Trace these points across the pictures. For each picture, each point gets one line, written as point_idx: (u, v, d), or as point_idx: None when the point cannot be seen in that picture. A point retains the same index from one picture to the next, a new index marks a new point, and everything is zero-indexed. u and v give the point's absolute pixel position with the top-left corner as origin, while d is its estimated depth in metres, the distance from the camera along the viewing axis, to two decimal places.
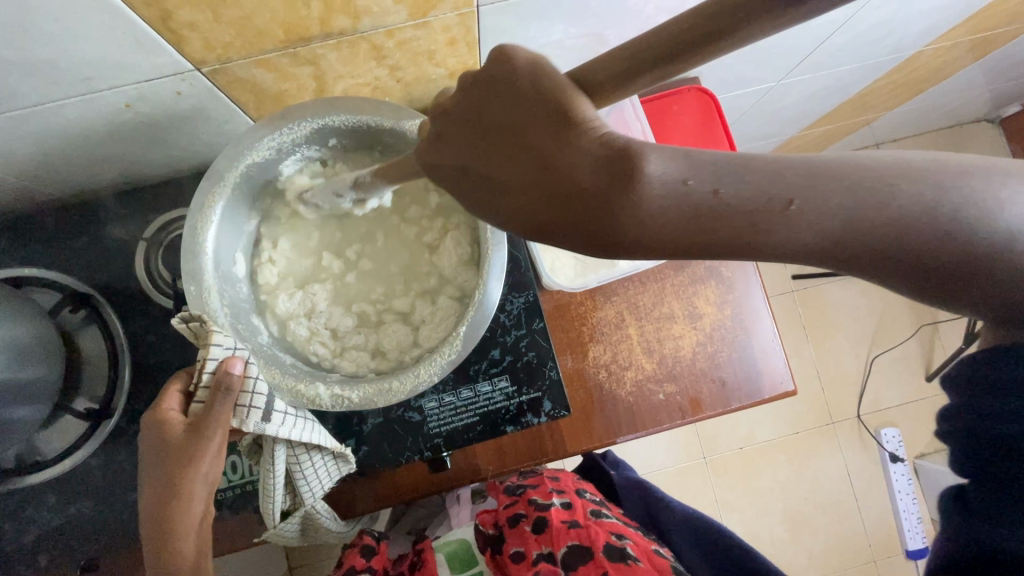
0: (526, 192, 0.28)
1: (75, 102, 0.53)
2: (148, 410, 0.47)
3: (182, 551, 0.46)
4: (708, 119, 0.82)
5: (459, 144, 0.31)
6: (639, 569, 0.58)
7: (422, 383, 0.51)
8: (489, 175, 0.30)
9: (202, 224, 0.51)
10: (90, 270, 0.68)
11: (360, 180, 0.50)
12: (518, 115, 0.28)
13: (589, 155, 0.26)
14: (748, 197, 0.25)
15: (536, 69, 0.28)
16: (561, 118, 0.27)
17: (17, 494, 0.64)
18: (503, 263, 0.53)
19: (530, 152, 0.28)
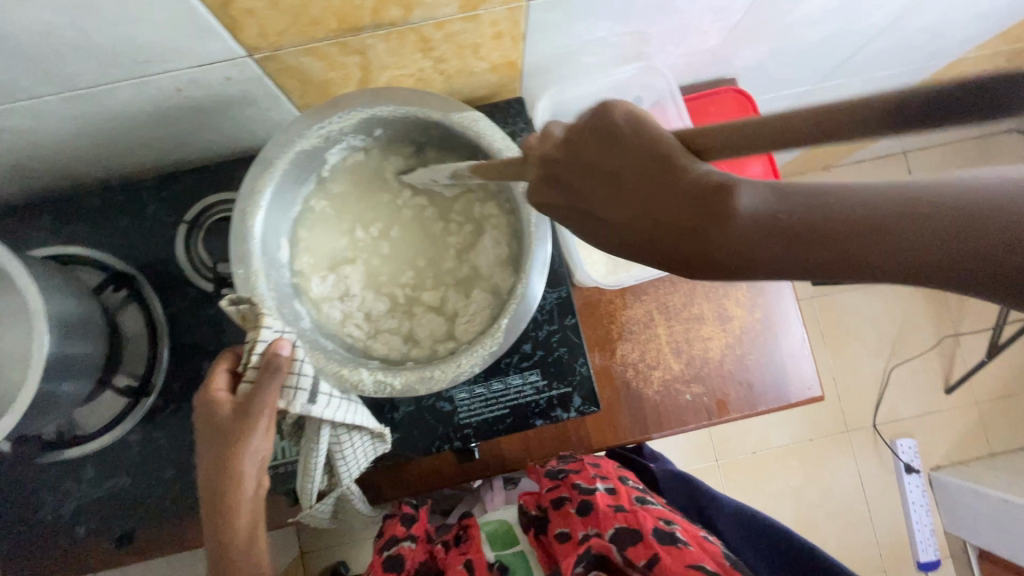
0: (631, 233, 0.28)
1: (129, 84, 0.54)
2: (198, 390, 0.47)
3: (234, 525, 0.47)
4: (745, 122, 0.81)
5: (567, 191, 0.33)
6: (689, 553, 0.60)
7: (462, 374, 0.52)
8: (597, 217, 0.30)
9: (251, 208, 0.51)
10: (131, 250, 0.69)
11: (456, 171, 0.51)
12: (618, 163, 0.29)
13: (688, 196, 0.25)
14: (840, 219, 0.22)
15: (635, 124, 0.29)
16: (659, 163, 0.27)
17: (58, 466, 0.66)
18: (546, 258, 0.53)
19: (629, 194, 0.28)
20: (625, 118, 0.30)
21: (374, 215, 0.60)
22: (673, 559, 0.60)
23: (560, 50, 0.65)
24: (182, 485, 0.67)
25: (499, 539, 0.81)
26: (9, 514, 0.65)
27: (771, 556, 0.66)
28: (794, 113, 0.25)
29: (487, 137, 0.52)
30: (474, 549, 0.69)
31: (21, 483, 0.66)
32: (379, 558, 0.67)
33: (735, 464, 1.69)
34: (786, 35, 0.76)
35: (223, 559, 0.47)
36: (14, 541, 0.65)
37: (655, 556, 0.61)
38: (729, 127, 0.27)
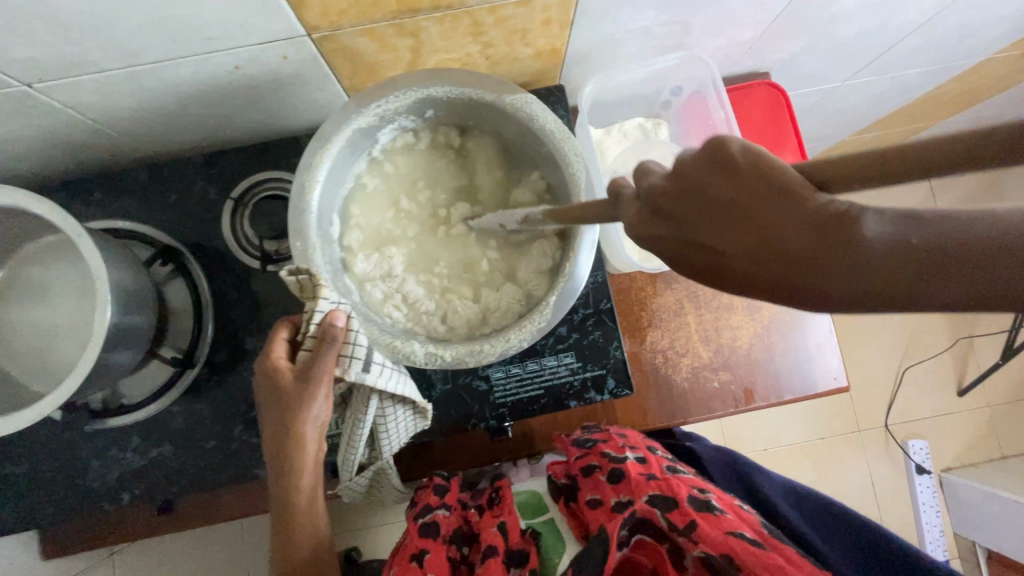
0: (741, 269, 0.24)
1: (191, 61, 0.55)
2: (262, 354, 0.50)
3: (298, 482, 0.51)
4: (778, 115, 0.82)
5: (664, 223, 0.28)
6: (727, 520, 0.64)
7: (511, 348, 0.53)
8: (702, 252, 0.26)
9: (309, 183, 0.53)
10: (178, 226, 0.71)
11: (530, 217, 0.50)
12: (730, 194, 0.25)
13: (818, 226, 0.22)
14: (980, 253, 0.19)
15: (753, 154, 0.25)
16: (783, 192, 0.23)
17: (105, 434, 0.68)
18: (593, 239, 0.54)
19: (734, 229, 0.25)
20: (741, 148, 0.26)
21: (420, 197, 0.61)
22: (709, 524, 0.63)
23: (604, 38, 0.66)
24: (224, 455, 0.69)
25: (528, 508, 0.80)
26: (56, 479, 0.67)
27: (819, 522, 0.71)
28: (948, 142, 0.21)
29: (539, 119, 0.54)
30: (508, 512, 0.71)
31: (68, 449, 0.67)
32: (416, 527, 0.69)
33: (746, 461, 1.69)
34: (822, 30, 0.77)
35: (290, 512, 0.52)
36: (59, 505, 0.67)
37: (694, 523, 0.64)
38: (858, 164, 0.23)
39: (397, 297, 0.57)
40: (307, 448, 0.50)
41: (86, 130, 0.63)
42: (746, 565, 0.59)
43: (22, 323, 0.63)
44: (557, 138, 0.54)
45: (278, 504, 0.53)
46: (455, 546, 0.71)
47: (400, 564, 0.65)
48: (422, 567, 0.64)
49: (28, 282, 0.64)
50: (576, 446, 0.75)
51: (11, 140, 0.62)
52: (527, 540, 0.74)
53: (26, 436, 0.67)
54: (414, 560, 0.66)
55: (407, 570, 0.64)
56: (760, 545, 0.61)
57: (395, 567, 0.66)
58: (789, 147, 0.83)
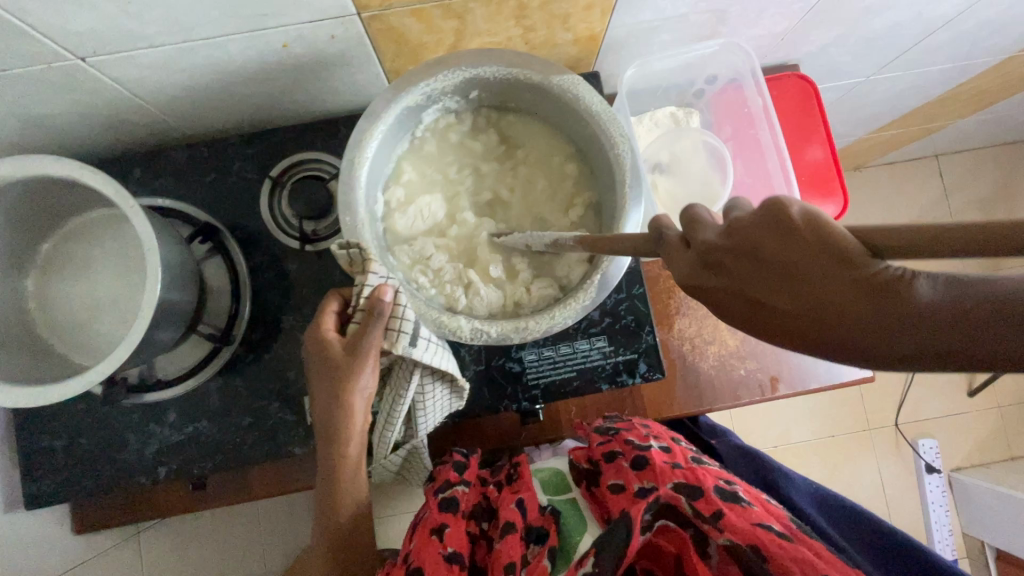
0: (791, 330, 0.24)
1: (241, 38, 0.55)
2: (312, 326, 0.52)
3: (345, 450, 0.54)
4: (807, 108, 0.82)
5: (710, 275, 0.27)
6: (755, 512, 0.62)
7: (556, 326, 0.54)
8: (750, 308, 0.25)
9: (358, 159, 0.53)
10: (216, 205, 0.71)
11: (558, 240, 0.50)
12: (783, 256, 0.24)
13: (875, 296, 0.21)
14: None
15: (812, 214, 0.24)
16: (841, 259, 0.22)
17: (142, 409, 0.69)
18: (638, 220, 0.55)
19: (789, 295, 0.23)
20: (800, 210, 0.24)
21: (461, 177, 0.62)
22: (736, 515, 0.61)
23: (643, 25, 0.67)
24: (259, 433, 0.69)
25: (551, 485, 0.77)
26: (95, 453, 0.68)
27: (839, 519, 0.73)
28: None
29: (585, 101, 0.54)
30: (526, 489, 0.70)
31: (106, 424, 0.68)
32: (434, 500, 0.63)
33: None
34: (855, 22, 0.77)
35: (336, 476, 0.55)
36: (97, 479, 0.68)
37: (720, 513, 0.61)
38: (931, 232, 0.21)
39: (438, 276, 0.57)
40: (354, 417, 0.52)
41: (131, 108, 0.64)
42: (774, 559, 0.57)
43: (65, 298, 0.64)
44: (603, 120, 0.54)
45: (324, 467, 0.56)
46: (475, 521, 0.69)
47: (418, 537, 0.60)
48: (442, 541, 0.59)
49: (71, 257, 0.65)
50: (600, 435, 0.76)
51: (58, 116, 0.62)
52: (546, 516, 0.69)
53: (65, 410, 0.68)
54: (433, 534, 0.61)
55: (426, 543, 0.59)
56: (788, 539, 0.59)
57: (413, 540, 0.60)
58: (818, 140, 0.84)
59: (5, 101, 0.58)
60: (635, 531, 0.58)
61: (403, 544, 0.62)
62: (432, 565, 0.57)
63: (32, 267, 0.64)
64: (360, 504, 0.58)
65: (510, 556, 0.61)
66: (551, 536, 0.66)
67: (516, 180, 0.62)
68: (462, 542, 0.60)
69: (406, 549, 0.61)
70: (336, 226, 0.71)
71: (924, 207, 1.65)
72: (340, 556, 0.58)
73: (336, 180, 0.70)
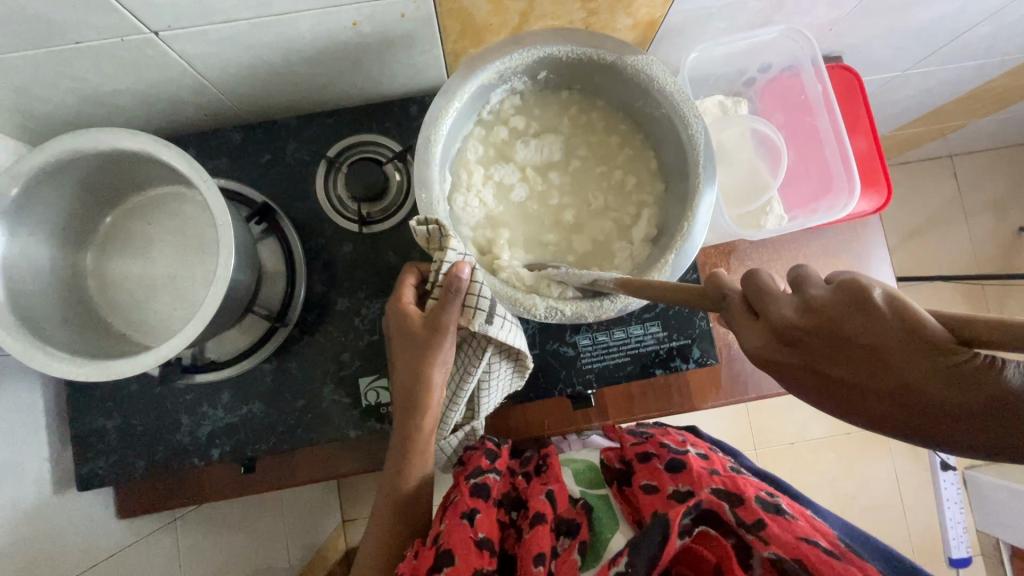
0: (875, 409, 0.26)
1: (314, 14, 0.55)
2: (394, 298, 0.54)
3: (422, 423, 0.56)
4: (849, 101, 0.80)
5: (791, 352, 0.29)
6: (800, 526, 0.55)
7: (630, 305, 0.54)
8: (831, 388, 0.28)
9: (434, 136, 0.53)
10: (271, 187, 0.71)
11: (598, 280, 0.52)
12: (875, 341, 0.26)
13: (960, 383, 0.24)
14: None
15: (897, 300, 0.26)
16: (930, 345, 0.25)
17: (195, 390, 0.69)
18: (711, 199, 0.56)
19: (879, 373, 0.26)
20: (882, 293, 0.27)
21: (543, 156, 0.62)
22: (780, 527, 0.55)
23: (702, 11, 0.66)
24: (314, 415, 0.69)
25: (584, 477, 0.71)
26: (149, 431, 0.69)
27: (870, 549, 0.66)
28: None
29: (660, 81, 0.55)
30: (555, 480, 0.64)
31: (161, 405, 0.69)
32: (466, 484, 0.59)
33: (773, 454, 1.62)
34: (904, 13, 0.77)
35: (411, 446, 0.57)
36: (151, 458, 0.68)
37: (761, 523, 0.56)
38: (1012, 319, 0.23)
39: (471, 188, 0.59)
40: (433, 391, 0.54)
41: (192, 87, 0.64)
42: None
43: (122, 276, 0.64)
44: (677, 101, 0.55)
45: (398, 438, 0.57)
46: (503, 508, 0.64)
47: (449, 519, 0.56)
48: (473, 525, 0.55)
49: (130, 236, 0.65)
50: (633, 435, 0.71)
51: (119, 93, 0.62)
52: (578, 508, 0.66)
53: (120, 390, 0.69)
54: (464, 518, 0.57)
55: (457, 526, 0.55)
56: (838, 559, 0.52)
57: (443, 522, 0.56)
58: (862, 132, 0.80)
59: (71, 75, 0.57)
60: (670, 534, 0.53)
61: (433, 525, 0.58)
62: (463, 548, 0.53)
63: (90, 245, 0.64)
64: (427, 476, 0.59)
65: (538, 547, 0.55)
66: (581, 529, 0.62)
67: (584, 157, 0.63)
68: (493, 527, 0.56)
69: (436, 530, 0.57)
70: (390, 210, 0.71)
71: (942, 207, 1.65)
72: (407, 525, 0.59)
73: (391, 163, 0.70)
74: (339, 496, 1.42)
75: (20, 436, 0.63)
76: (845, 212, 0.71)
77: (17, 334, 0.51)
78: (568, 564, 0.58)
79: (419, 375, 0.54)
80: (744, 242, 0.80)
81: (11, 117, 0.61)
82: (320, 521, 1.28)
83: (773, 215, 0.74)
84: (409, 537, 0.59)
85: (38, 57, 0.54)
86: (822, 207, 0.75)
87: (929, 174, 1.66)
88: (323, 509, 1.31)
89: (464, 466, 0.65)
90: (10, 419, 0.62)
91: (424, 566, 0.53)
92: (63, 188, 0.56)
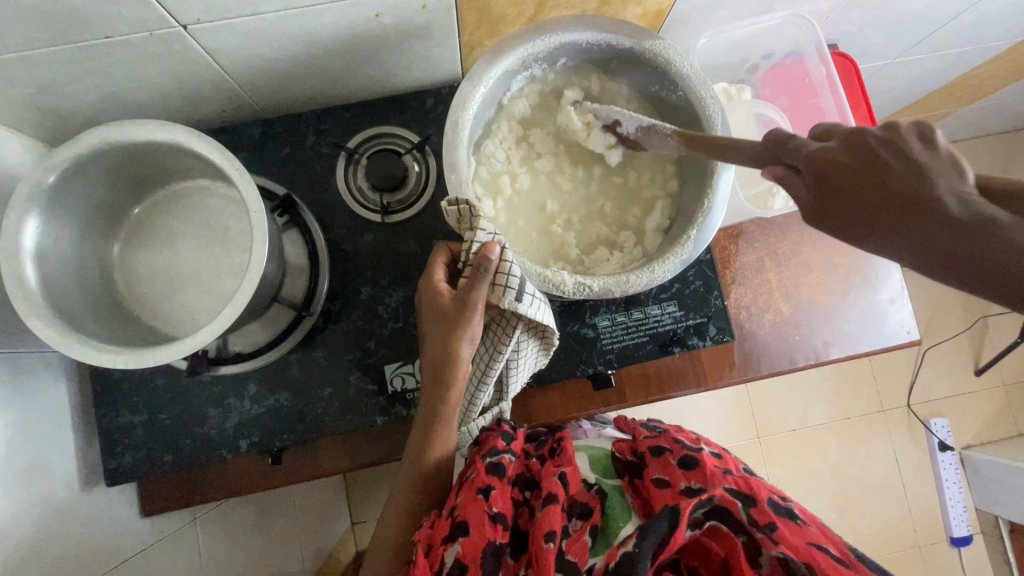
0: (894, 209, 0.35)
1: (338, 7, 0.55)
2: (426, 275, 0.57)
3: (454, 396, 0.57)
4: (847, 85, 0.81)
5: (855, 156, 0.37)
6: (812, 531, 0.51)
7: (655, 280, 0.58)
8: (864, 189, 0.36)
9: (460, 121, 0.57)
10: (291, 181, 0.73)
11: (655, 125, 0.55)
12: (924, 166, 0.35)
13: (866, 186, 0.36)
14: (939, 242, 0.33)
15: (889, 142, 0.37)
16: (879, 169, 0.36)
17: (221, 382, 0.70)
18: (730, 176, 0.58)
19: (836, 167, 0.38)
20: (882, 139, 0.37)
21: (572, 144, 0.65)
22: (791, 532, 0.50)
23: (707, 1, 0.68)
24: (339, 404, 0.70)
25: (599, 465, 0.66)
26: (177, 425, 0.69)
27: None
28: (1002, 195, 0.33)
29: (678, 65, 0.58)
30: (568, 463, 0.61)
31: (187, 399, 0.70)
32: (483, 462, 0.59)
33: (776, 441, 1.51)
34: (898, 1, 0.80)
35: (439, 419, 0.59)
36: (177, 452, 0.69)
37: (773, 525, 0.51)
38: (919, 174, 0.35)
39: (507, 144, 0.64)
40: (461, 364, 0.56)
41: (213, 83, 0.64)
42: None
43: (149, 270, 0.64)
44: (695, 82, 0.58)
45: (426, 412, 0.59)
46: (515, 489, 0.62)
47: (464, 494, 0.56)
48: (490, 500, 0.55)
49: (153, 230, 0.66)
50: (647, 429, 0.67)
51: (142, 89, 0.62)
52: (591, 493, 0.61)
53: (146, 385, 0.70)
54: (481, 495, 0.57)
55: (473, 500, 0.55)
56: (848, 568, 0.48)
57: (459, 496, 0.57)
58: (859, 116, 0.82)
59: (96, 71, 0.57)
60: (681, 523, 0.49)
61: (450, 498, 0.59)
62: (479, 521, 0.53)
63: (117, 238, 0.64)
64: (451, 450, 0.60)
65: (549, 523, 0.52)
66: (594, 512, 0.58)
67: None
68: (508, 505, 0.56)
69: (452, 502, 0.57)
70: (409, 201, 0.72)
71: None
72: (432, 496, 0.60)
73: (410, 153, 0.72)
74: (346, 497, 1.39)
75: (49, 433, 0.63)
76: None
77: (52, 324, 0.51)
78: (580, 545, 0.54)
79: (448, 349, 0.56)
80: (751, 224, 0.79)
81: (34, 115, 0.61)
82: (329, 524, 1.25)
83: (780, 196, 0.76)
84: (430, 506, 0.60)
85: (64, 53, 0.54)
86: None
87: None
88: (332, 512, 1.29)
89: (481, 446, 0.64)
90: (37, 416, 0.62)
91: (439, 535, 0.54)
92: (89, 180, 0.57)
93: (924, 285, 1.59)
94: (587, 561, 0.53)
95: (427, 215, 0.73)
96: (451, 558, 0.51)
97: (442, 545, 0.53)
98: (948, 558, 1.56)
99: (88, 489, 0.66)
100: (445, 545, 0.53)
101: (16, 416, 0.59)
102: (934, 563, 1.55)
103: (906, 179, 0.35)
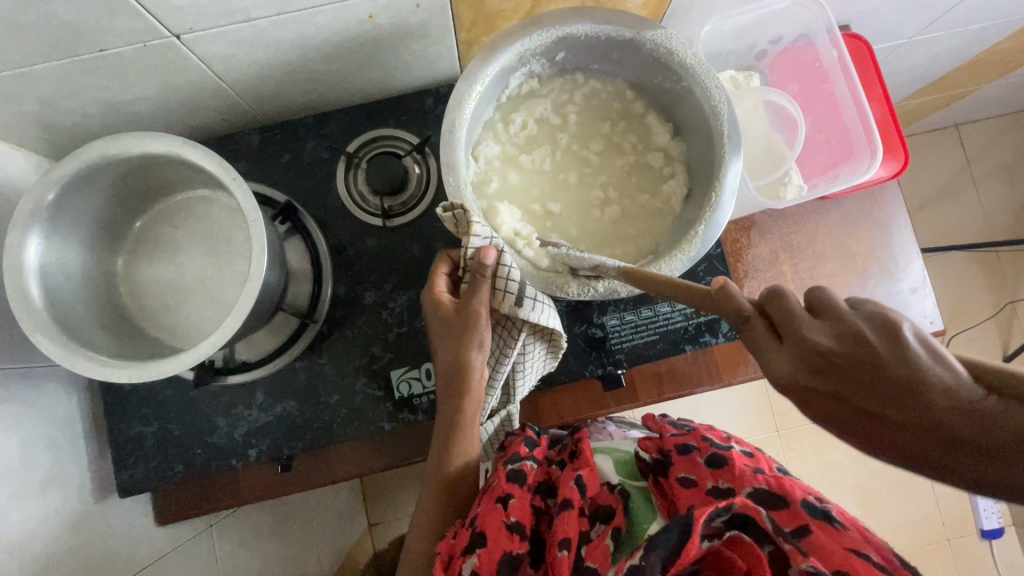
0: (905, 450, 0.30)
1: (331, 9, 0.54)
2: (430, 282, 0.57)
3: (460, 406, 0.57)
4: (861, 67, 0.77)
5: (828, 390, 0.31)
6: (851, 537, 0.48)
7: (663, 277, 0.57)
8: (867, 427, 0.31)
9: (458, 122, 0.56)
10: (292, 188, 0.72)
11: (601, 265, 0.53)
12: (927, 382, 0.30)
13: (866, 424, 0.31)
14: (965, 473, 0.30)
15: (852, 359, 0.31)
16: (867, 408, 0.31)
17: (229, 391, 0.70)
18: (738, 167, 0.56)
19: (821, 409, 0.32)
20: (845, 355, 0.31)
21: (574, 141, 0.64)
22: (826, 536, 0.48)
23: None
24: (347, 411, 0.70)
25: (624, 466, 0.63)
26: (187, 435, 0.70)
27: None
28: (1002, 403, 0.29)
29: (680, 53, 0.56)
30: (586, 465, 0.59)
31: (196, 410, 0.70)
32: (503, 469, 0.58)
33: (796, 435, 1.48)
34: None
35: (448, 428, 0.58)
36: (189, 462, 0.69)
37: (806, 530, 0.49)
38: (913, 403, 0.30)
39: (506, 144, 0.63)
40: (467, 371, 0.55)
41: (209, 92, 0.64)
42: None
43: (154, 283, 0.64)
44: (699, 71, 0.56)
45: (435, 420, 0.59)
46: (536, 495, 0.60)
47: (484, 503, 0.56)
48: (507, 508, 0.54)
49: (157, 242, 0.66)
50: (673, 427, 0.64)
51: (139, 101, 0.62)
52: (614, 494, 0.59)
53: (156, 395, 0.70)
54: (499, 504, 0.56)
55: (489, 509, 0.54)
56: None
57: (479, 504, 0.56)
58: (873, 99, 0.78)
59: (92, 84, 0.57)
60: (692, 532, 0.46)
61: (470, 507, 0.58)
62: (496, 532, 0.52)
63: (121, 251, 0.65)
64: (464, 458, 0.59)
65: (564, 532, 0.53)
66: (616, 514, 0.56)
67: (610, 138, 0.64)
68: (526, 513, 0.55)
69: (472, 511, 0.57)
70: (410, 203, 0.72)
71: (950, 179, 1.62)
72: (445, 505, 0.59)
73: (410, 156, 0.71)
74: (363, 499, 1.40)
75: (62, 446, 0.64)
76: (868, 176, 0.71)
77: (58, 340, 0.51)
78: (600, 548, 0.52)
79: (454, 356, 0.55)
80: (762, 215, 0.77)
81: (35, 131, 0.62)
82: (347, 527, 1.26)
83: (793, 185, 0.73)
84: (443, 522, 0.59)
85: (61, 67, 0.54)
86: (842, 173, 0.75)
87: (937, 145, 1.56)
88: (349, 515, 1.29)
89: (504, 452, 0.64)
90: (50, 429, 0.63)
91: (459, 545, 0.53)
92: (89, 195, 0.57)
93: (946, 271, 1.54)
94: (609, 567, 0.51)
95: (430, 217, 0.72)
96: (468, 571, 0.50)
97: (461, 557, 0.52)
98: (980, 552, 1.51)
99: (102, 500, 0.67)
100: (464, 557, 0.52)
101: (27, 430, 0.59)
102: (963, 557, 1.50)
103: (900, 403, 0.30)
